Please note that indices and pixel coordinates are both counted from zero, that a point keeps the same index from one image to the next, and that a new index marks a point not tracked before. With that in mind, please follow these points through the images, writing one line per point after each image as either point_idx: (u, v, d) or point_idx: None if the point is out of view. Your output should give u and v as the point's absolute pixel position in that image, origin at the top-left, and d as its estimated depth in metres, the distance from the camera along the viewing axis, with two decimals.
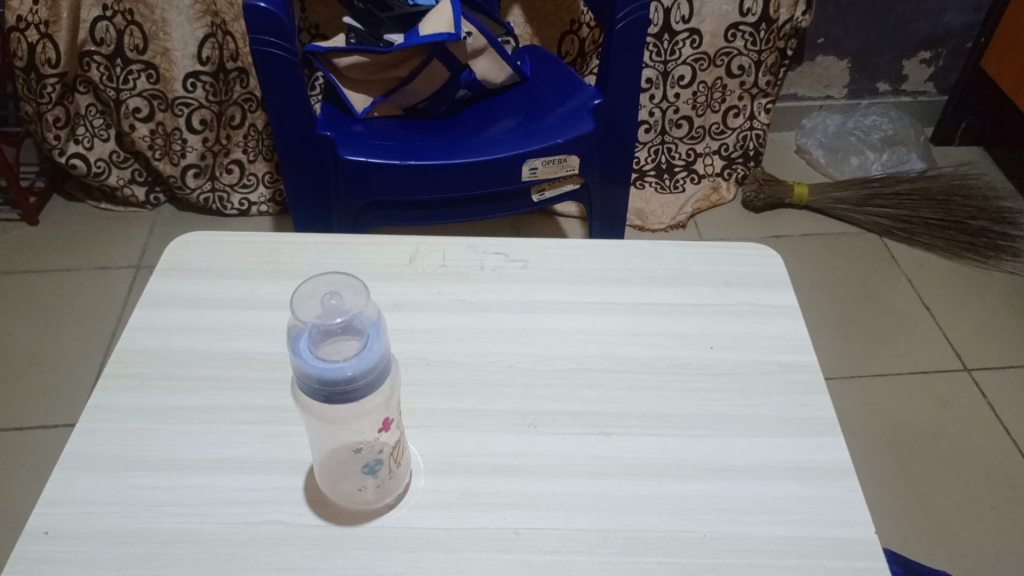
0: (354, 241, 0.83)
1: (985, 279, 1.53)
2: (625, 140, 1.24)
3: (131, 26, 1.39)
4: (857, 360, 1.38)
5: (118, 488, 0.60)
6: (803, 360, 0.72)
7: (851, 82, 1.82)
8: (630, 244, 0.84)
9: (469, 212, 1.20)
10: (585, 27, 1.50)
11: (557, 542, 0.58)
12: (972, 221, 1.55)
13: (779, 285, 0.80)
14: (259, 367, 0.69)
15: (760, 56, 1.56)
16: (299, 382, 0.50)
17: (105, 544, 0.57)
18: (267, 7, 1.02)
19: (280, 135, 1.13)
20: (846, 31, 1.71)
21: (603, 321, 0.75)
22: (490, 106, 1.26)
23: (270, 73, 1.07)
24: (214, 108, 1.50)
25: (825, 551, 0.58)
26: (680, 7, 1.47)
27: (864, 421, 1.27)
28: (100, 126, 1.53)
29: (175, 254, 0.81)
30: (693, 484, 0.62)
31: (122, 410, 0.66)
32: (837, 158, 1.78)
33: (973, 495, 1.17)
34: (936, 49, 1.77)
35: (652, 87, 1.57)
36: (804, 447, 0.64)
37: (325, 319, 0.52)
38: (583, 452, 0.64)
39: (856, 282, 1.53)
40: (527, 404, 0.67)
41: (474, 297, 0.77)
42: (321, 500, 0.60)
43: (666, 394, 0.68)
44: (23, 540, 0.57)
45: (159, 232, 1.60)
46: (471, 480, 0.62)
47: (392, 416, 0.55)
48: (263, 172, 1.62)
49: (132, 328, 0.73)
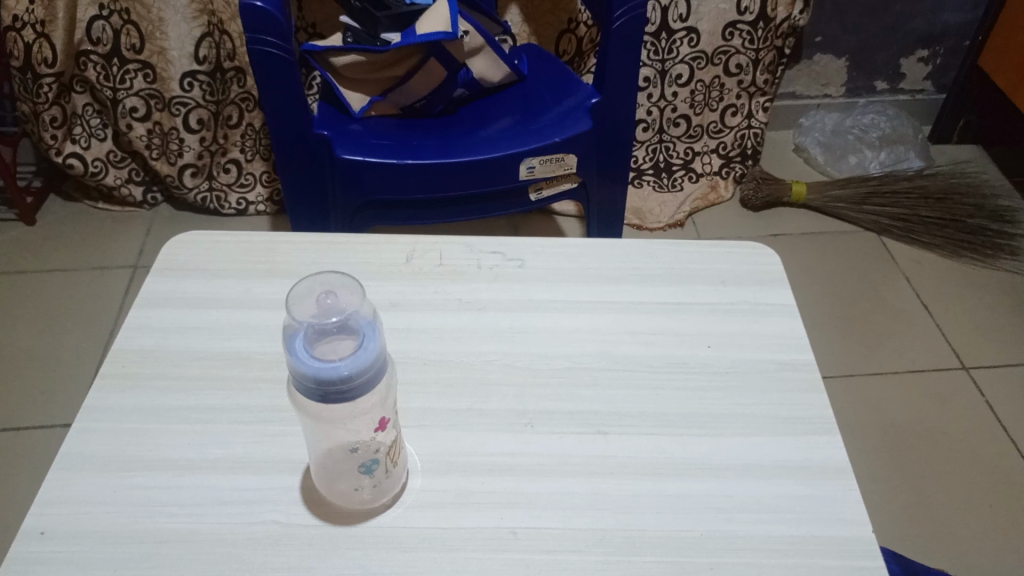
0: (351, 241, 0.83)
1: (983, 277, 1.53)
2: (623, 140, 1.24)
3: (128, 26, 1.38)
4: (854, 358, 1.38)
5: (113, 488, 0.60)
6: (800, 359, 0.72)
7: (850, 80, 1.82)
8: (627, 243, 0.84)
9: (467, 211, 1.20)
10: (583, 25, 1.50)
11: (554, 541, 0.58)
12: (970, 219, 1.55)
13: (776, 283, 0.80)
14: (256, 367, 0.69)
15: (758, 55, 1.56)
16: (294, 382, 0.50)
17: (100, 545, 0.57)
18: (264, 6, 1.01)
19: (276, 134, 1.13)
20: (844, 29, 1.71)
21: (600, 319, 0.75)
22: (487, 105, 1.26)
23: (266, 72, 1.07)
24: (212, 107, 1.50)
25: (821, 550, 0.58)
26: (678, 5, 1.47)
27: (861, 419, 1.28)
28: (97, 125, 1.52)
29: (172, 254, 0.81)
30: (690, 483, 0.62)
31: (118, 410, 0.66)
32: (835, 157, 1.78)
33: (970, 493, 1.17)
34: (933, 47, 1.77)
35: (651, 86, 1.57)
36: (801, 446, 0.64)
37: (321, 319, 0.52)
38: (580, 451, 0.64)
39: (853, 280, 1.53)
40: (524, 403, 0.67)
41: (471, 296, 0.77)
42: (317, 500, 0.60)
43: (662, 393, 0.68)
44: (18, 541, 0.57)
45: (157, 231, 1.59)
46: (468, 479, 0.62)
47: (388, 415, 0.55)
48: (261, 171, 1.62)
49: (128, 328, 0.73)
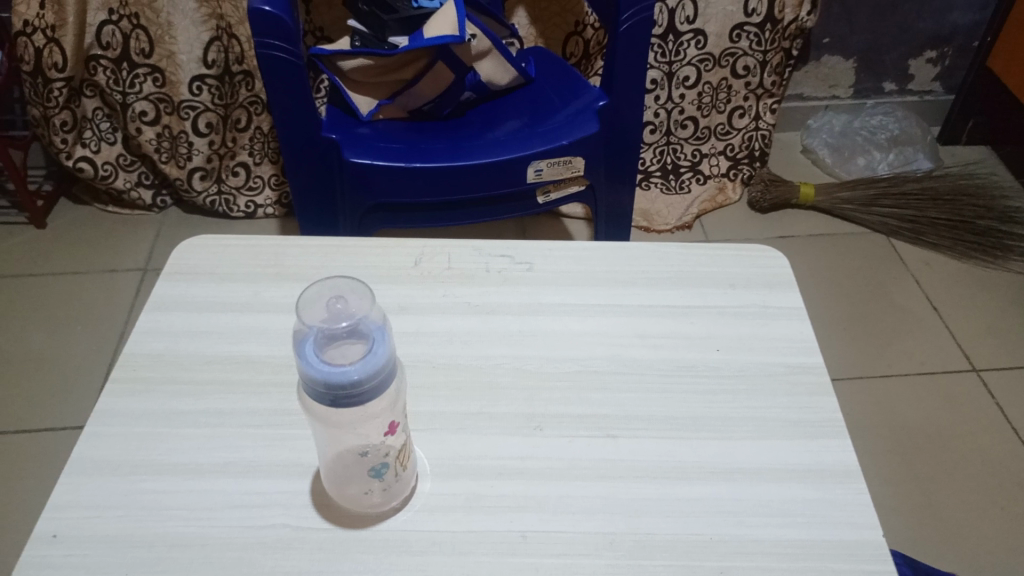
0: (360, 245, 0.83)
1: (993, 278, 1.53)
2: (631, 142, 1.24)
3: (137, 30, 1.39)
4: (862, 360, 1.37)
5: (123, 492, 0.60)
6: (809, 362, 0.71)
7: (857, 81, 1.81)
8: (635, 246, 0.84)
9: (474, 213, 1.20)
10: (590, 28, 1.50)
11: (564, 545, 0.58)
12: (980, 220, 1.54)
13: (786, 286, 0.80)
14: (265, 371, 0.69)
15: (765, 57, 1.56)
16: (304, 386, 0.50)
17: (111, 549, 0.57)
18: (272, 10, 1.02)
19: (285, 138, 1.14)
20: (852, 31, 1.71)
21: (609, 323, 0.75)
22: (495, 108, 1.26)
23: (275, 76, 1.07)
24: (220, 111, 1.50)
25: (832, 554, 0.57)
26: (685, 7, 1.46)
27: (870, 420, 1.27)
28: (107, 129, 1.54)
29: (181, 258, 0.81)
30: (700, 487, 0.61)
31: (129, 414, 0.66)
32: (843, 158, 1.78)
33: (981, 495, 1.17)
34: (942, 48, 1.76)
35: (657, 88, 1.57)
36: (811, 450, 0.64)
37: (331, 323, 0.52)
38: (589, 455, 0.64)
39: (862, 282, 1.53)
40: (532, 406, 0.67)
41: (480, 299, 0.77)
42: (327, 503, 0.60)
43: (672, 397, 0.68)
44: (30, 545, 0.57)
45: (166, 234, 1.60)
46: (477, 483, 0.62)
47: (397, 419, 0.55)
48: (269, 174, 1.62)
49: (138, 332, 0.73)
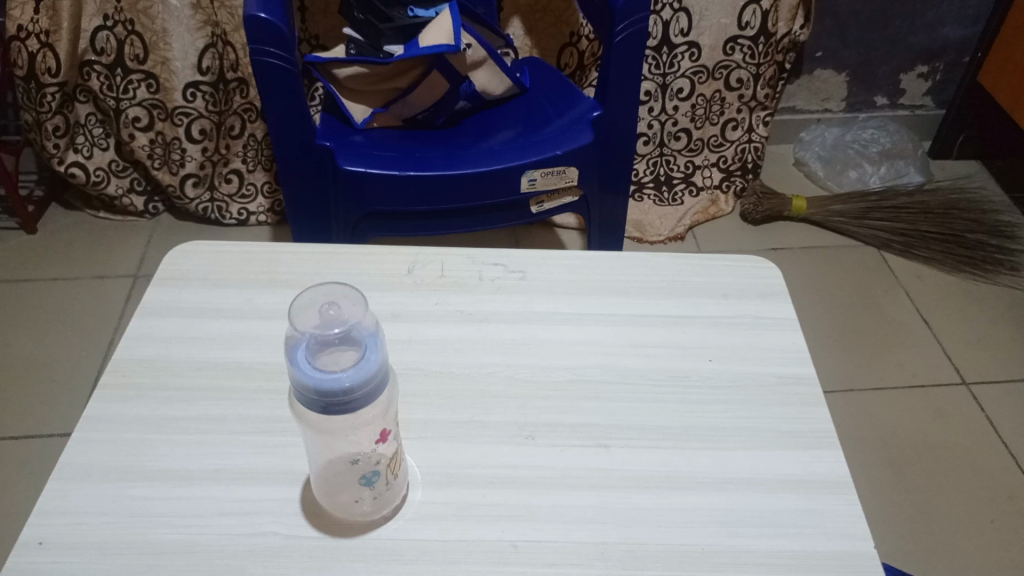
0: (353, 251, 0.83)
1: (983, 291, 1.53)
2: (625, 153, 1.24)
3: (133, 36, 1.39)
4: (854, 371, 1.38)
5: (112, 499, 0.60)
6: (802, 372, 0.72)
7: (850, 95, 1.82)
8: (631, 255, 0.84)
9: (468, 222, 1.20)
10: (584, 39, 1.51)
11: (556, 554, 0.58)
12: (970, 234, 1.55)
13: (779, 296, 0.80)
14: (258, 377, 0.69)
15: (759, 70, 1.57)
16: (296, 393, 0.50)
17: (99, 556, 0.56)
18: (268, 17, 1.02)
19: (279, 146, 1.13)
20: (845, 44, 1.72)
21: (603, 331, 0.75)
22: (488, 117, 1.26)
23: (270, 83, 1.07)
24: (214, 117, 1.50)
25: (825, 565, 0.57)
26: (680, 20, 1.47)
27: (861, 431, 1.28)
28: (100, 134, 1.53)
29: (174, 264, 0.81)
30: (692, 496, 0.61)
31: (119, 419, 0.65)
32: (835, 171, 1.79)
33: (972, 508, 1.17)
34: (933, 63, 1.78)
35: (651, 99, 1.58)
36: (804, 460, 0.64)
37: (324, 329, 0.52)
38: (581, 465, 0.63)
39: (853, 294, 1.53)
40: (525, 415, 0.67)
41: (473, 307, 0.77)
42: (319, 512, 0.59)
43: (665, 407, 0.68)
44: (17, 551, 0.56)
45: (159, 240, 1.60)
46: (469, 492, 0.61)
47: (390, 428, 0.55)
48: (263, 181, 1.62)
49: (129, 337, 0.72)
